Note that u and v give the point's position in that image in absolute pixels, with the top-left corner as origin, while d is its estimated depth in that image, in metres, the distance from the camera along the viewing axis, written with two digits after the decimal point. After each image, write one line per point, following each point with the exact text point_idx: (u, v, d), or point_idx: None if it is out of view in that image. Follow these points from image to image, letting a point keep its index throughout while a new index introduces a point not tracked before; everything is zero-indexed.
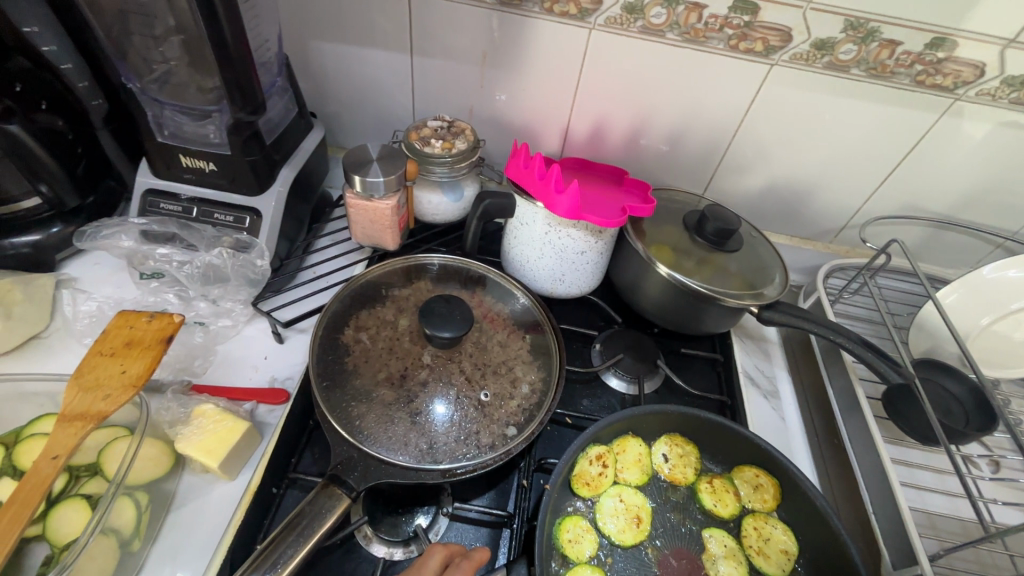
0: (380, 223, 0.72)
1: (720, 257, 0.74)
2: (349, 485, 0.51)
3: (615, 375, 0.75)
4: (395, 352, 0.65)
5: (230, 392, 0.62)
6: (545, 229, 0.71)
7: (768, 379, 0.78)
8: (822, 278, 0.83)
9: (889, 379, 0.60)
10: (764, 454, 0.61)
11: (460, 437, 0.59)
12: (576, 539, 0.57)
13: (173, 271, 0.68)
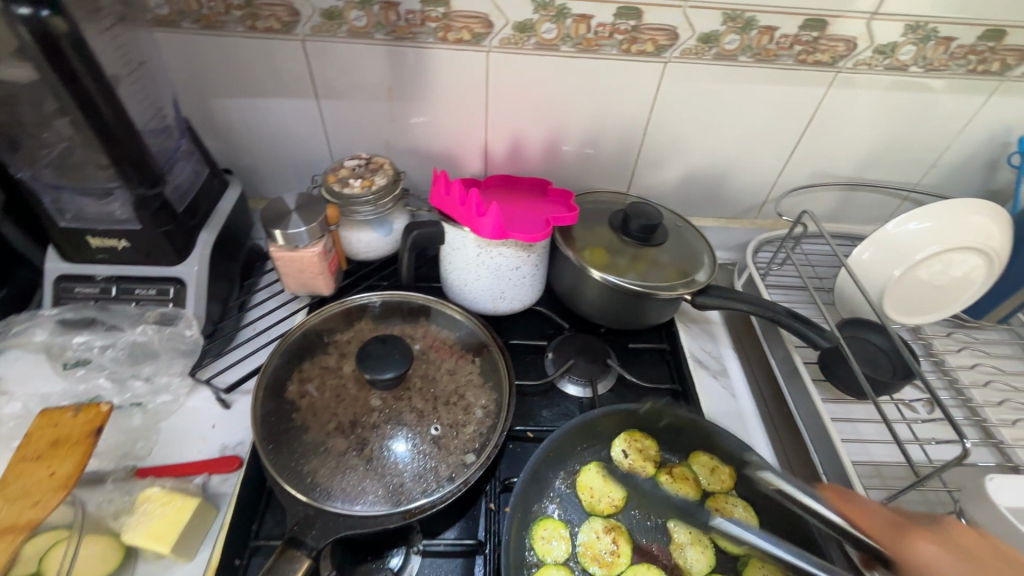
0: (308, 271, 0.71)
1: (648, 252, 0.77)
2: (309, 546, 0.51)
3: (570, 381, 0.77)
4: (345, 401, 0.64)
5: (177, 469, 0.61)
6: (477, 253, 0.71)
7: (715, 358, 0.81)
8: (750, 254, 0.85)
9: (816, 344, 0.64)
10: (713, 435, 0.63)
11: (417, 477, 0.59)
12: (546, 539, 0.57)
13: (97, 357, 0.65)
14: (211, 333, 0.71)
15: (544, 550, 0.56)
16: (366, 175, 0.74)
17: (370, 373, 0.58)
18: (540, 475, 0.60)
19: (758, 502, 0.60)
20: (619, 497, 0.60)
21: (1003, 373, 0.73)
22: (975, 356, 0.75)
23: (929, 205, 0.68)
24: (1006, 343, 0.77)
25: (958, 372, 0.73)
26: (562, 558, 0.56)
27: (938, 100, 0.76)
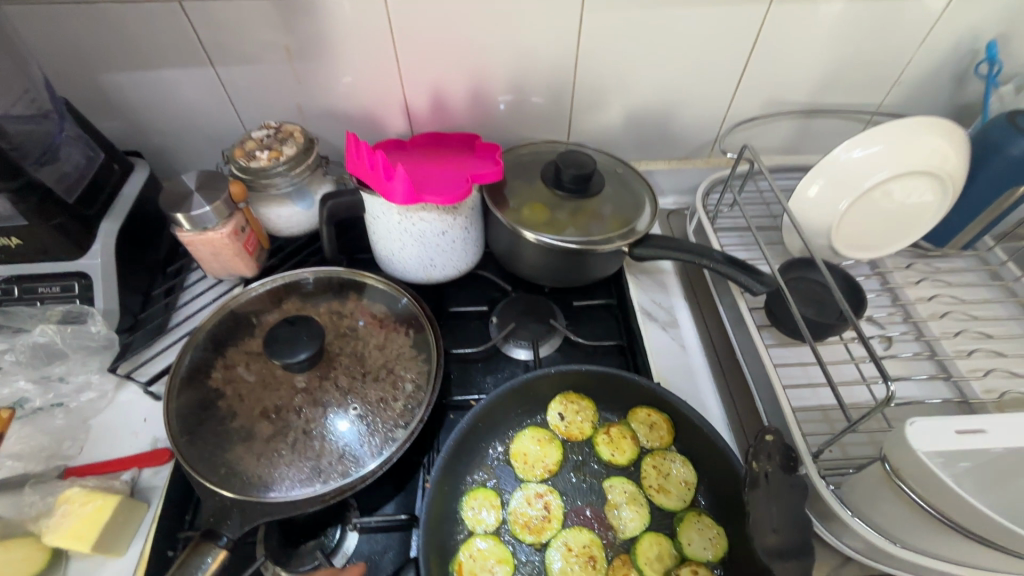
0: (223, 252, 0.68)
1: (587, 204, 0.73)
2: (225, 537, 0.50)
3: (515, 344, 0.74)
4: (270, 384, 0.62)
5: (105, 466, 0.60)
6: (397, 220, 0.67)
7: (665, 310, 0.78)
8: (700, 197, 0.80)
9: (754, 291, 0.61)
10: (648, 392, 0.60)
11: (342, 457, 0.57)
12: (476, 510, 0.56)
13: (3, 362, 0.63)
14: (130, 327, 0.68)
15: (474, 520, 0.55)
16: (274, 145, 0.69)
17: (280, 357, 0.55)
18: (469, 445, 0.59)
19: (697, 457, 0.59)
20: (553, 461, 0.59)
21: (963, 302, 0.70)
22: (935, 287, 0.71)
23: (872, 128, 0.62)
24: (969, 271, 0.73)
25: (914, 305, 0.70)
26: (494, 526, 0.56)
27: (893, 8, 0.69)
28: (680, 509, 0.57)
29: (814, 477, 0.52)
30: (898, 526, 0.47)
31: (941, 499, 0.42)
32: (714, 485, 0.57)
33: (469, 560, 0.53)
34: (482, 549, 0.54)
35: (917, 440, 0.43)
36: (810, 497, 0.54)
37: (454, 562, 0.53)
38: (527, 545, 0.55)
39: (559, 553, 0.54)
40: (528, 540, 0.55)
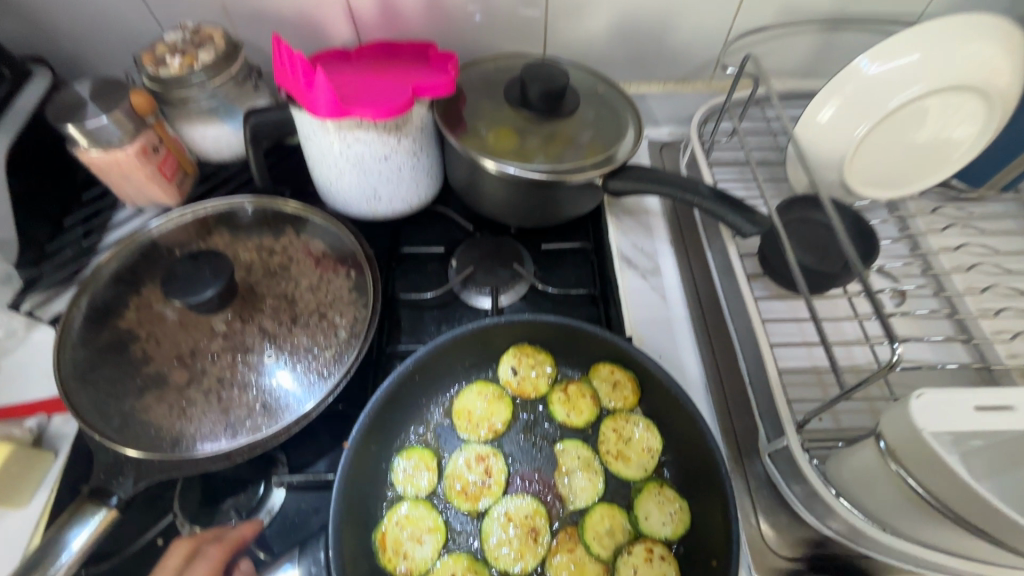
0: (134, 175, 0.59)
1: (560, 127, 0.62)
2: (115, 496, 0.44)
3: (475, 293, 0.66)
4: (187, 327, 0.55)
5: (8, 411, 0.55)
6: (332, 140, 0.57)
7: (647, 256, 0.69)
8: (696, 124, 0.68)
9: (744, 233, 0.51)
10: (613, 347, 0.52)
11: (259, 409, 0.51)
12: (408, 472, 0.50)
13: None
14: (37, 260, 0.61)
15: (406, 483, 0.49)
16: (189, 49, 0.59)
17: (180, 297, 0.47)
18: (404, 401, 0.52)
19: (664, 421, 0.51)
20: (501, 422, 0.52)
21: (995, 254, 0.59)
22: (963, 235, 0.61)
23: (898, 35, 0.52)
24: (1008, 217, 0.62)
25: (937, 256, 0.59)
26: (428, 491, 0.49)
27: None
28: (639, 479, 0.50)
29: (796, 450, 0.45)
30: (886, 511, 0.40)
31: (945, 487, 0.34)
32: (680, 454, 0.50)
33: (395, 528, 0.47)
34: (409, 515, 0.48)
35: (921, 418, 0.35)
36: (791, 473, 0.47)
37: (378, 531, 0.47)
38: (463, 513, 0.49)
39: (498, 523, 0.48)
40: (464, 507, 0.49)
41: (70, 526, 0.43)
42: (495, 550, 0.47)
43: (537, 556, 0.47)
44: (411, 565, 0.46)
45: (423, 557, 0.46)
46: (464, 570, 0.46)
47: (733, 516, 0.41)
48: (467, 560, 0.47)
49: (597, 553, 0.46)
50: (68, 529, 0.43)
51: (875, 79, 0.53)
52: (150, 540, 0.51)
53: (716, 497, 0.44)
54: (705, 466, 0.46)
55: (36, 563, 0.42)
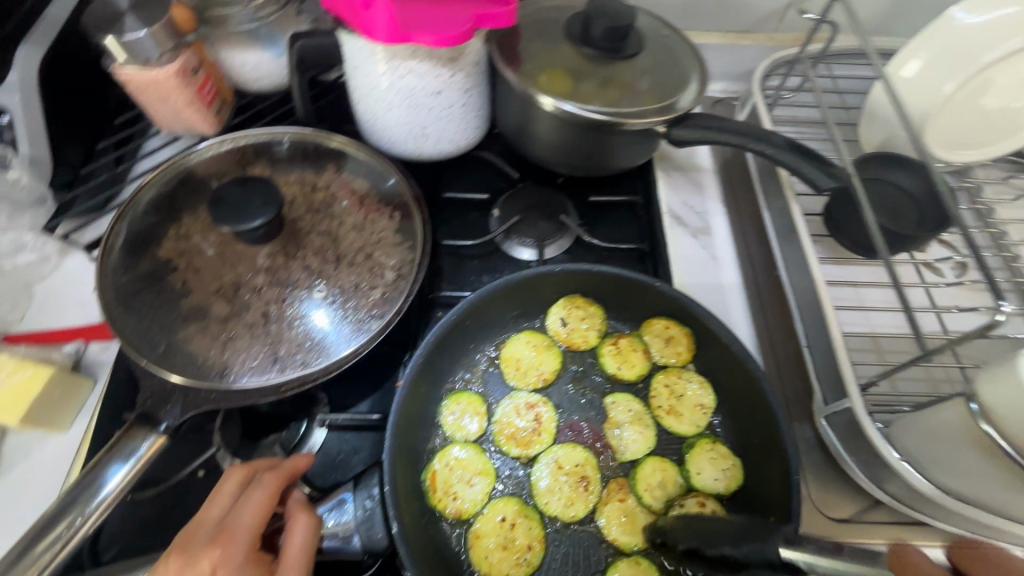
0: (172, 98, 0.55)
1: (619, 71, 0.58)
2: (165, 423, 0.43)
3: (518, 243, 0.64)
4: (229, 259, 0.53)
5: (44, 336, 0.54)
6: (384, 68, 0.54)
7: (697, 215, 0.66)
8: (759, 78, 0.64)
9: (818, 186, 0.47)
10: (671, 302, 0.50)
11: (306, 345, 0.49)
12: (457, 416, 0.49)
13: None
14: (70, 182, 0.58)
15: (455, 427, 0.49)
16: None
17: (228, 223, 0.45)
18: (452, 345, 0.51)
19: (719, 378, 0.50)
20: (550, 371, 0.51)
21: None
22: None
23: None
24: None
25: (1006, 227, 0.57)
26: (477, 436, 0.49)
27: None
28: (691, 435, 0.49)
29: (860, 412, 0.44)
30: (957, 472, 0.40)
31: None
32: (735, 411, 0.49)
33: (445, 468, 0.47)
34: (459, 458, 0.47)
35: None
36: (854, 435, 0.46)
37: (428, 471, 0.47)
38: (513, 458, 0.49)
39: (548, 469, 0.47)
40: (513, 452, 0.48)
41: (110, 462, 0.41)
42: (546, 496, 0.46)
43: (593, 501, 0.46)
44: (461, 506, 0.46)
45: (473, 499, 0.46)
46: (515, 514, 0.46)
47: (795, 473, 0.41)
48: (518, 505, 0.46)
49: (648, 504, 0.46)
50: (107, 466, 0.41)
51: (973, 31, 0.50)
52: (192, 471, 0.51)
53: (776, 455, 0.43)
54: (764, 425, 0.45)
55: (76, 497, 0.40)
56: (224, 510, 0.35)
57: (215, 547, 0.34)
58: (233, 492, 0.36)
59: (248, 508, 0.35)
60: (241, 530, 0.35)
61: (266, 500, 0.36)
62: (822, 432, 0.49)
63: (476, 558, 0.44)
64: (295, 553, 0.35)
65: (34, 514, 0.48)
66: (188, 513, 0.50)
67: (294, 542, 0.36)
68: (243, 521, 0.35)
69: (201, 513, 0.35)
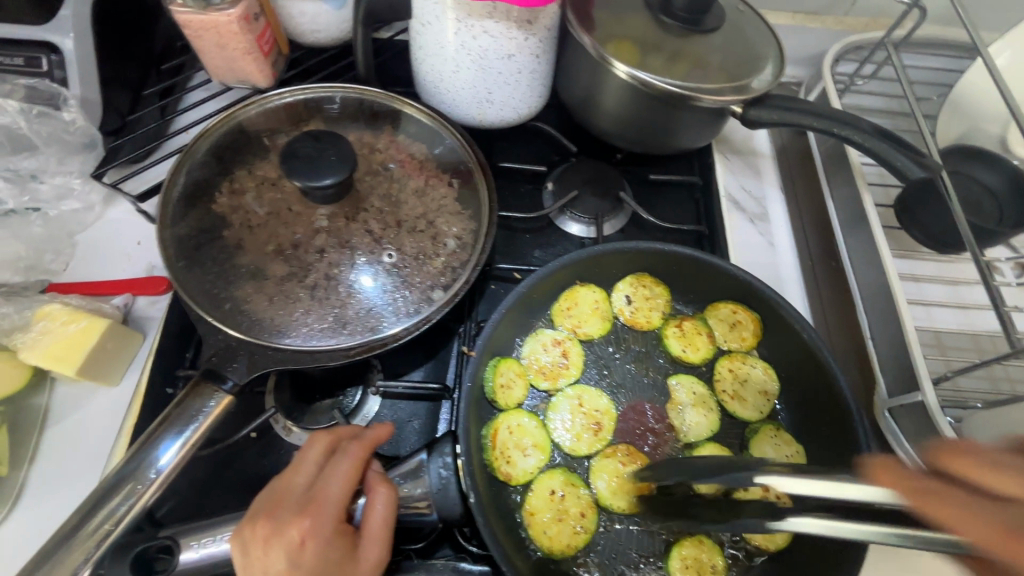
0: (230, 45, 0.53)
1: (694, 45, 0.54)
2: (231, 381, 0.42)
3: (572, 219, 0.62)
4: (285, 218, 0.51)
5: (91, 288, 0.52)
6: (456, 27, 0.51)
7: (755, 200, 0.65)
8: (831, 62, 0.62)
9: (907, 175, 0.47)
10: (742, 287, 0.49)
11: (369, 309, 0.48)
12: (507, 385, 0.47)
13: None
14: (117, 129, 0.55)
15: (504, 396, 0.46)
16: None
17: (300, 178, 0.43)
18: (519, 318, 0.50)
19: (784, 365, 0.50)
20: (593, 331, 0.51)
21: None
22: None
23: None
24: None
25: None
26: (523, 402, 0.48)
27: None
28: (754, 420, 0.49)
29: (933, 407, 0.44)
30: None
31: None
32: (799, 399, 0.49)
33: (504, 434, 0.45)
34: (520, 425, 0.46)
35: None
36: (922, 430, 0.46)
37: (490, 429, 0.45)
38: (540, 391, 0.49)
39: (568, 405, 0.48)
40: (542, 387, 0.49)
41: (161, 437, 0.39)
42: (572, 442, 0.47)
43: (603, 444, 0.47)
44: (513, 472, 0.44)
45: (526, 469, 0.45)
46: (562, 485, 0.45)
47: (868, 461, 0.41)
48: (563, 477, 0.45)
49: None
50: (158, 443, 0.38)
51: None
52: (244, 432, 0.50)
53: (845, 443, 0.44)
54: (833, 415, 0.45)
55: (130, 471, 0.38)
56: (310, 479, 0.35)
57: (303, 516, 0.33)
58: (319, 460, 0.36)
59: (332, 479, 0.35)
60: (327, 501, 0.34)
61: (350, 473, 0.35)
62: (881, 420, 0.50)
63: (533, 534, 0.43)
64: (377, 528, 0.35)
65: (85, 468, 0.47)
66: (240, 474, 0.49)
67: (375, 517, 0.35)
68: (328, 492, 0.34)
69: (289, 480, 0.35)
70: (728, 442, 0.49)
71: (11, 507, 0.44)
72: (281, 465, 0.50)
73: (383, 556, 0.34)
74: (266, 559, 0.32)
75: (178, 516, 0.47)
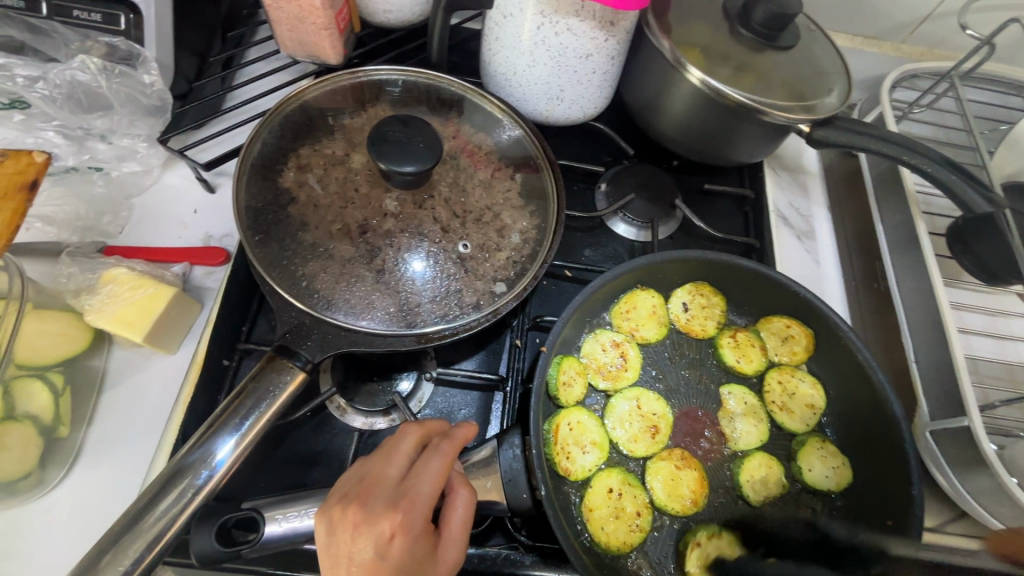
0: (309, 20, 0.52)
1: (768, 60, 0.55)
2: (304, 358, 0.41)
3: (624, 221, 0.63)
4: (352, 198, 0.51)
5: (149, 254, 0.51)
6: (539, 21, 0.51)
7: (803, 217, 0.66)
8: (891, 87, 0.63)
9: (972, 208, 0.48)
10: (802, 303, 0.50)
11: (436, 299, 0.48)
12: (569, 382, 0.48)
13: (27, 96, 0.49)
14: (184, 94, 0.55)
15: (566, 394, 0.47)
16: None
17: (388, 161, 0.43)
18: (581, 318, 0.50)
19: (832, 381, 0.52)
20: (651, 335, 0.52)
21: None
22: None
23: None
24: None
25: None
26: (582, 400, 0.49)
27: None
28: (801, 432, 0.51)
29: (980, 432, 0.45)
30: None
31: None
32: (844, 412, 0.51)
33: (565, 429, 0.46)
34: (581, 422, 0.47)
35: None
36: (968, 454, 0.47)
37: (552, 423, 0.46)
38: (597, 390, 0.50)
39: (626, 406, 0.49)
40: (600, 386, 0.50)
41: (220, 430, 0.37)
42: (629, 443, 0.48)
43: (659, 448, 0.48)
44: (573, 468, 0.45)
45: (584, 465, 0.46)
46: (620, 483, 0.46)
47: (917, 481, 0.43)
48: (620, 475, 0.47)
49: (747, 494, 0.47)
50: (216, 436, 0.37)
51: None
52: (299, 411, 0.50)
53: (893, 462, 0.45)
54: (882, 434, 0.47)
55: (190, 463, 0.37)
56: (403, 472, 0.35)
57: (396, 509, 0.34)
58: (412, 454, 0.36)
59: (426, 475, 0.35)
60: (418, 497, 0.35)
61: (443, 472, 0.36)
62: (922, 441, 0.51)
63: (591, 528, 0.44)
64: (457, 530, 0.36)
65: (140, 435, 0.46)
66: (292, 449, 0.50)
67: (457, 517, 0.36)
68: (420, 488, 0.35)
69: (382, 469, 0.35)
70: (775, 452, 0.51)
71: (68, 468, 0.44)
72: (334, 444, 0.50)
73: (460, 559, 0.35)
74: (354, 546, 0.32)
75: (230, 489, 0.47)
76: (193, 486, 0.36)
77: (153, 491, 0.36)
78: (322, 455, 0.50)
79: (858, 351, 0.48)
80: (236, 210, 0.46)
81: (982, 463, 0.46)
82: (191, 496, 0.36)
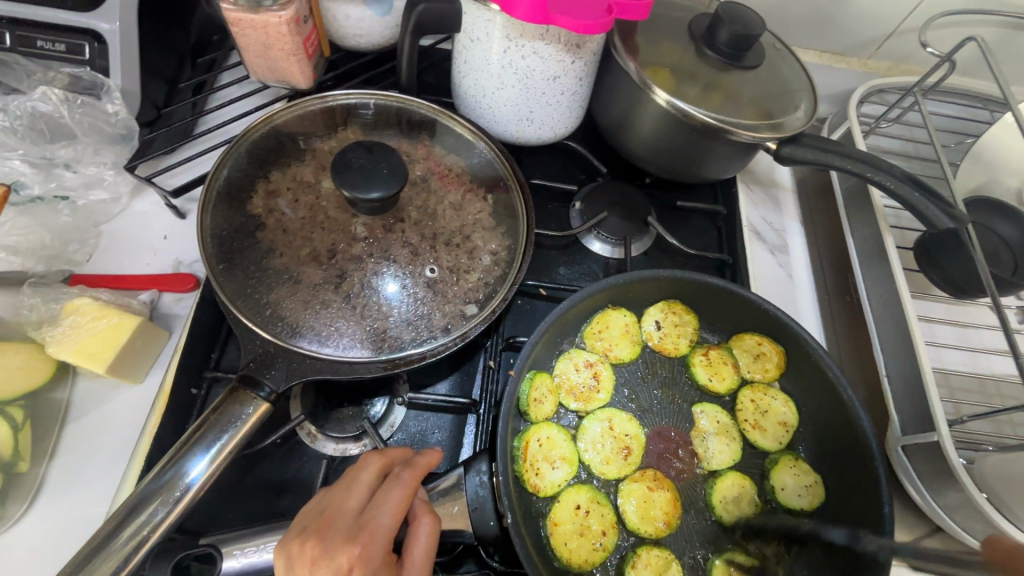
0: (276, 46, 0.52)
1: (734, 79, 0.56)
2: (267, 388, 0.41)
3: (598, 239, 0.63)
4: (320, 223, 0.50)
5: (116, 282, 0.51)
6: (505, 45, 0.52)
7: (776, 231, 0.66)
8: (858, 102, 0.64)
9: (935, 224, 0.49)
10: (772, 321, 0.50)
11: (404, 324, 0.48)
12: (541, 399, 0.47)
13: None
14: (152, 121, 0.55)
15: (536, 411, 0.47)
16: None
17: (351, 188, 0.43)
18: (552, 339, 0.50)
19: (805, 398, 0.52)
20: (623, 355, 0.52)
21: None
22: None
23: None
24: None
25: None
26: (553, 416, 0.49)
27: None
28: (774, 450, 0.51)
29: (949, 448, 0.45)
30: None
31: None
32: (816, 429, 0.51)
33: (534, 446, 0.46)
34: (550, 438, 0.47)
35: None
36: (940, 471, 0.47)
37: (522, 440, 0.45)
38: (569, 410, 0.50)
39: (598, 428, 0.49)
40: (572, 406, 0.50)
41: (190, 452, 0.37)
42: (601, 464, 0.48)
43: (631, 469, 0.48)
44: (542, 484, 0.45)
45: (553, 481, 0.46)
46: (588, 501, 0.46)
47: (886, 500, 0.42)
48: (589, 492, 0.47)
49: (720, 514, 0.47)
50: (188, 456, 0.37)
51: None
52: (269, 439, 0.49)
53: (864, 480, 0.45)
54: (853, 451, 0.47)
55: (147, 497, 0.36)
56: (362, 503, 0.35)
57: (355, 542, 0.33)
58: (373, 484, 0.36)
59: (386, 506, 0.35)
60: (378, 529, 0.34)
61: (403, 501, 0.35)
62: (895, 456, 0.51)
63: (555, 545, 0.44)
64: (419, 560, 0.35)
65: (103, 469, 0.45)
66: (261, 478, 0.49)
67: (419, 547, 0.35)
68: (379, 520, 0.35)
69: (342, 501, 0.35)
70: (748, 472, 0.51)
71: (29, 503, 0.43)
72: (304, 471, 0.49)
73: None
74: None
75: (197, 521, 0.46)
76: (149, 523, 0.36)
77: (110, 529, 0.35)
78: (292, 483, 0.49)
79: (828, 369, 0.48)
80: (200, 238, 0.46)
81: (953, 479, 0.46)
82: (148, 532, 0.35)
